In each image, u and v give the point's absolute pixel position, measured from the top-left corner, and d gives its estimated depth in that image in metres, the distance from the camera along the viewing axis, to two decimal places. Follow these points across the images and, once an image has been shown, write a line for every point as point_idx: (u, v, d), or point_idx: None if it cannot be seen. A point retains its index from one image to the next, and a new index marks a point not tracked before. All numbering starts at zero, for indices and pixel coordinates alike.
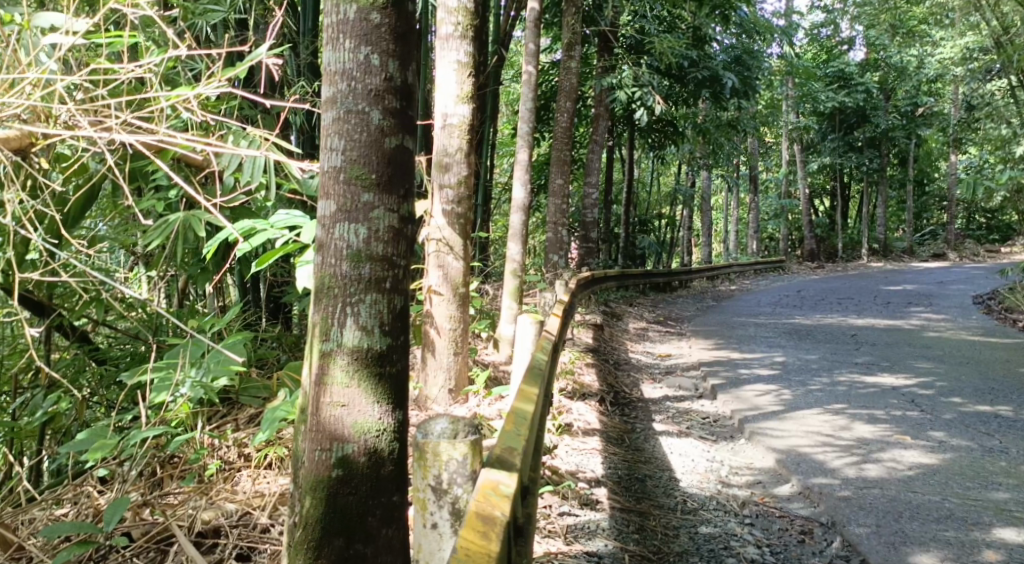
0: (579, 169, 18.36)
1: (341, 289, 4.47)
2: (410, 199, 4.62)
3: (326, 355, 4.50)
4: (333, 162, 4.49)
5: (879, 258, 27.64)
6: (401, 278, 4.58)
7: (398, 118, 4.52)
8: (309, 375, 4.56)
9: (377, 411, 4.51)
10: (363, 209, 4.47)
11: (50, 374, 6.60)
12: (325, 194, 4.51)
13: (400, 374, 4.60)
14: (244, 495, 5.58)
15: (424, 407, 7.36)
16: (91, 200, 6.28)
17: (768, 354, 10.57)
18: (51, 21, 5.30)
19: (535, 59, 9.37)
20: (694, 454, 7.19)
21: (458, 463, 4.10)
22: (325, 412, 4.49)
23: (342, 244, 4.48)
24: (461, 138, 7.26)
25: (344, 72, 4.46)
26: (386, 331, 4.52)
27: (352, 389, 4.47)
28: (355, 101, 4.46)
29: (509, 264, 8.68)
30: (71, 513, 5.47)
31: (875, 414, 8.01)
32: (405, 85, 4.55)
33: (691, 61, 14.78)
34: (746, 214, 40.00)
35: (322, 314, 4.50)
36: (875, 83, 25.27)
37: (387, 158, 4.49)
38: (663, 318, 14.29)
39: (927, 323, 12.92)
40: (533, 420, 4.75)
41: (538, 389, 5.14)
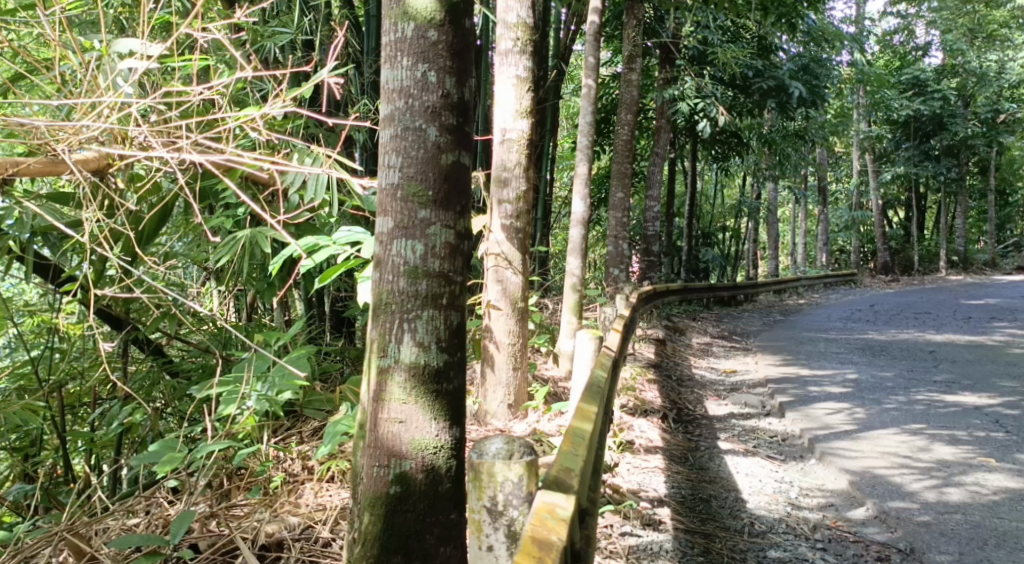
0: (641, 182, 18.24)
1: (398, 306, 4.47)
2: (467, 214, 4.61)
3: (384, 371, 4.50)
4: (390, 179, 4.50)
5: (958, 271, 26.82)
6: (458, 293, 4.57)
7: (455, 134, 4.52)
8: (367, 391, 4.57)
9: (435, 428, 4.50)
10: (419, 225, 4.47)
11: (126, 387, 6.72)
12: (382, 210, 4.52)
13: (457, 391, 4.59)
14: (307, 509, 5.62)
15: (483, 422, 7.36)
16: (164, 219, 6.37)
17: (839, 371, 10.32)
18: (129, 46, 5.31)
19: (595, 72, 9.30)
20: (762, 474, 7.04)
21: (514, 484, 4.07)
22: (382, 428, 4.50)
23: (399, 260, 4.48)
24: (520, 153, 7.25)
25: (402, 89, 4.47)
26: (442, 347, 4.51)
27: (410, 405, 4.47)
28: (412, 118, 4.47)
29: (569, 279, 8.61)
30: (143, 523, 5.47)
31: (956, 436, 7.76)
32: (462, 101, 4.55)
33: (756, 72, 14.58)
34: (815, 226, 39.28)
35: (379, 331, 4.51)
36: (952, 91, 24.59)
37: (443, 175, 4.49)
38: (727, 333, 14.06)
39: (1012, 340, 12.48)
40: (591, 439, 4.69)
41: (597, 407, 5.08)
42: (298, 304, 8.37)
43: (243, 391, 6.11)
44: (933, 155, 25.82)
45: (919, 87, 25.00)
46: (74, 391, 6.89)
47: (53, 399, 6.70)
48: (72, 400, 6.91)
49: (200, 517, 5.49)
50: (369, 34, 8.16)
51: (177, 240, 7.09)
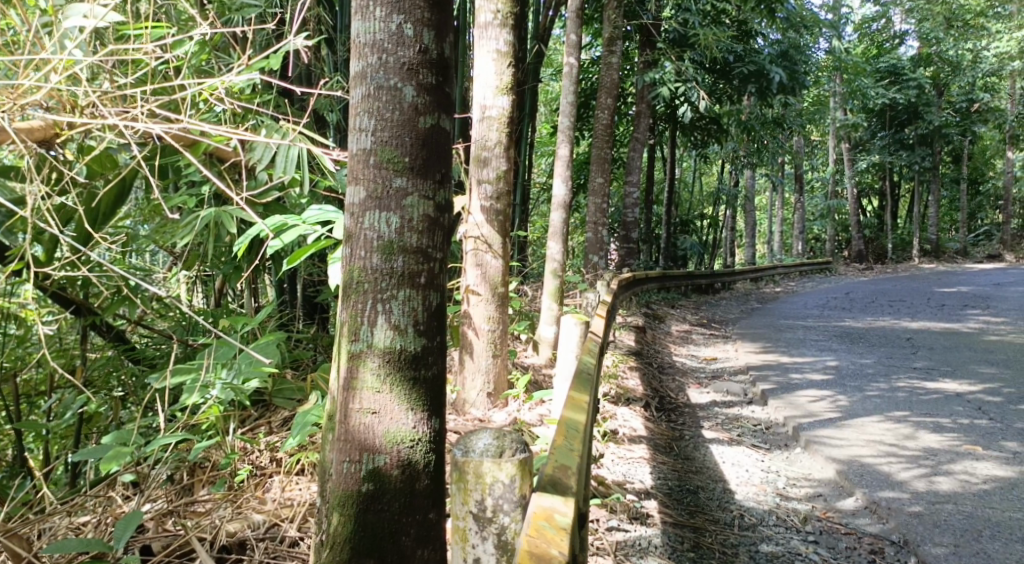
0: (620, 168, 17.97)
1: (372, 284, 4.17)
2: (447, 185, 4.32)
3: (356, 356, 4.20)
4: (362, 143, 4.19)
5: (930, 259, 26.82)
6: (437, 272, 4.28)
7: (434, 94, 4.22)
8: (337, 378, 4.28)
9: (411, 419, 4.22)
10: (395, 196, 4.17)
11: (82, 375, 6.37)
12: (353, 178, 4.22)
13: (436, 379, 4.31)
14: (272, 505, 5.32)
15: (461, 411, 7.06)
16: (122, 197, 6.03)
17: (820, 358, 10.12)
18: (82, 12, 5.06)
19: (577, 51, 9.01)
20: (748, 463, 6.81)
21: (504, 486, 3.80)
22: (353, 420, 4.20)
23: (373, 234, 4.18)
24: (499, 131, 6.97)
25: (375, 44, 4.16)
26: (420, 331, 4.23)
27: (383, 395, 4.18)
28: (386, 76, 4.16)
29: (550, 264, 8.33)
30: (92, 523, 5.17)
31: (941, 423, 7.56)
32: (441, 58, 4.25)
33: (736, 56, 14.40)
34: (792, 215, 39.24)
35: (350, 313, 4.21)
36: (927, 79, 24.42)
37: (422, 140, 4.19)
38: (706, 321, 13.84)
39: (986, 326, 12.36)
40: (585, 430, 4.44)
41: (589, 396, 4.82)
42: (268, 289, 8.04)
43: (207, 380, 5.84)
44: (908, 144, 25.61)
45: (895, 75, 24.74)
46: (31, 379, 6.60)
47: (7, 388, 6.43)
48: (28, 390, 6.60)
49: (155, 514, 5.18)
50: (342, 9, 7.81)
51: (142, 222, 6.77)
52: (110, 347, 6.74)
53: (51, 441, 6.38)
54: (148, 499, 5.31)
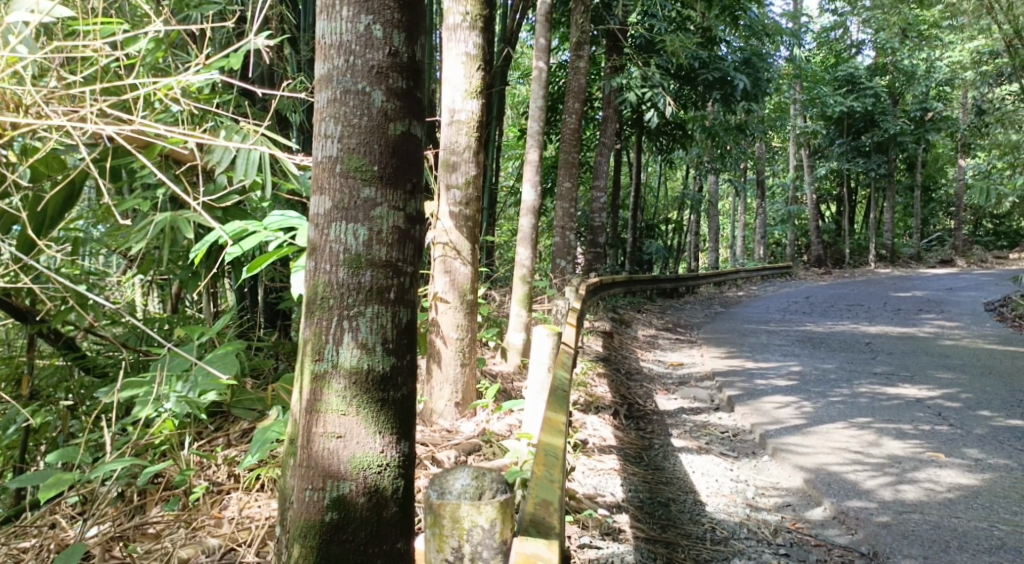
0: (587, 172, 17.90)
1: (337, 301, 4.01)
2: (418, 195, 4.15)
3: (320, 378, 4.04)
4: (328, 151, 4.03)
5: (886, 264, 27.10)
6: (407, 287, 4.11)
7: (405, 99, 4.05)
8: (300, 400, 4.11)
9: (379, 443, 4.05)
10: (362, 206, 4.01)
11: (27, 385, 6.17)
12: (318, 188, 4.05)
13: (406, 400, 4.14)
14: (229, 527, 5.14)
15: (429, 422, 6.87)
16: (70, 201, 5.86)
17: (783, 364, 10.09)
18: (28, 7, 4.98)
19: (546, 55, 8.89)
20: (717, 473, 6.70)
21: (484, 531, 3.61)
22: (317, 446, 4.04)
23: (338, 246, 4.02)
24: (469, 136, 6.82)
25: (341, 45, 4.00)
26: (389, 350, 4.06)
27: (349, 418, 4.02)
28: (354, 79, 4.00)
29: (519, 270, 8.19)
30: (33, 549, 4.97)
31: (903, 429, 7.53)
32: (413, 61, 4.09)
33: (702, 62, 14.33)
34: (752, 219, 39.50)
35: (314, 331, 4.04)
36: (884, 88, 24.66)
37: (391, 147, 4.03)
38: (672, 325, 13.79)
39: (941, 331, 12.45)
40: (562, 455, 4.41)
41: (565, 417, 4.78)
42: (229, 294, 7.82)
43: (161, 393, 5.75)
44: (864, 151, 25.81)
45: (853, 84, 24.98)
46: None
47: None
48: None
49: (103, 540, 5.00)
50: (306, 9, 7.63)
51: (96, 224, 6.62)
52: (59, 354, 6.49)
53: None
54: (96, 521, 5.16)
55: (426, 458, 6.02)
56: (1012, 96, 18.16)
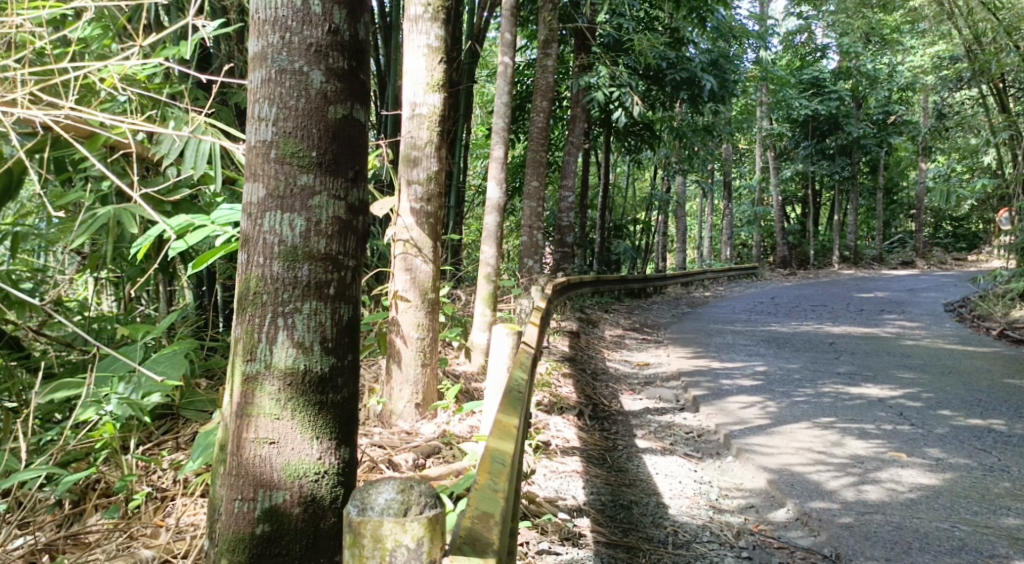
0: (555, 172, 17.77)
1: (271, 296, 3.84)
2: (361, 182, 3.99)
3: (252, 379, 3.86)
4: (262, 135, 3.84)
5: (851, 266, 27.19)
6: (348, 282, 3.96)
7: (346, 81, 3.90)
8: (231, 404, 3.93)
9: (317, 449, 3.90)
10: (300, 195, 3.84)
11: None
12: (252, 174, 3.88)
13: (347, 403, 3.99)
14: (166, 537, 4.94)
15: (388, 423, 6.68)
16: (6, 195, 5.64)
17: (749, 364, 10.00)
18: None
19: (512, 50, 8.70)
20: (681, 474, 6.57)
21: (409, 551, 3.28)
22: (248, 452, 3.86)
23: (273, 238, 3.84)
24: (430, 130, 6.63)
25: (277, 21, 3.82)
26: (328, 349, 3.91)
27: (284, 422, 3.85)
28: (290, 58, 3.82)
29: (484, 268, 8.01)
30: None
31: (866, 429, 7.45)
32: (355, 40, 3.93)
33: (669, 62, 14.19)
34: (719, 219, 39.59)
35: (246, 328, 3.87)
36: (849, 91, 24.73)
37: (331, 132, 3.87)
38: (638, 325, 13.70)
39: (904, 331, 12.45)
40: (512, 462, 4.09)
41: (519, 420, 4.49)
42: (186, 292, 7.61)
43: (102, 394, 5.62)
44: (829, 154, 25.88)
45: (818, 87, 25.04)
46: None
47: None
48: None
49: (28, 552, 4.80)
50: None
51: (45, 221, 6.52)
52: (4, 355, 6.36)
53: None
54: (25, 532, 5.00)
55: (382, 462, 5.82)
56: (972, 99, 18.28)
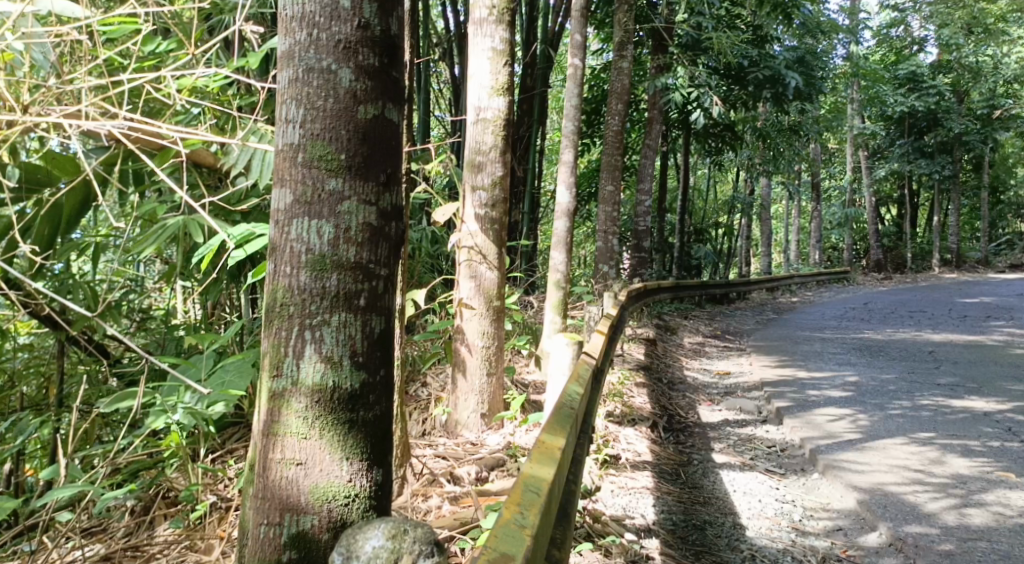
0: (632, 176, 17.49)
1: (298, 307, 3.74)
2: (393, 186, 3.86)
3: (278, 396, 3.76)
4: (289, 137, 3.75)
5: (952, 269, 26.02)
6: (380, 292, 3.83)
7: (378, 79, 3.77)
8: (259, 421, 3.84)
9: (347, 471, 3.78)
10: (328, 201, 3.73)
11: (57, 392, 6.18)
12: (280, 180, 3.78)
13: (379, 421, 3.85)
14: (216, 552, 4.84)
15: (453, 433, 6.56)
16: (83, 206, 5.94)
17: (839, 374, 9.56)
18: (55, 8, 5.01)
19: (582, 52, 8.50)
20: (761, 493, 6.26)
21: None
22: (275, 473, 3.77)
23: (300, 245, 3.74)
24: (495, 134, 6.48)
25: (305, 17, 3.73)
26: (358, 364, 3.78)
27: (311, 442, 3.74)
28: (318, 56, 3.72)
29: (554, 275, 7.82)
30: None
31: (970, 446, 7.00)
32: (388, 36, 3.80)
33: (751, 60, 13.71)
34: (808, 222, 38.54)
35: (273, 342, 3.77)
36: (949, 86, 23.67)
37: (361, 133, 3.74)
38: (720, 332, 13.33)
39: (1014, 339, 11.76)
40: (550, 489, 3.89)
41: (564, 441, 4.28)
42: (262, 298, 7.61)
43: (169, 403, 5.51)
44: (928, 152, 24.81)
45: (915, 82, 24.07)
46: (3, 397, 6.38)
47: None
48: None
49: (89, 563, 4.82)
50: None
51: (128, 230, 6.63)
52: (90, 360, 6.48)
53: (21, 459, 6.03)
54: (88, 544, 5.02)
55: (443, 476, 5.72)
56: None
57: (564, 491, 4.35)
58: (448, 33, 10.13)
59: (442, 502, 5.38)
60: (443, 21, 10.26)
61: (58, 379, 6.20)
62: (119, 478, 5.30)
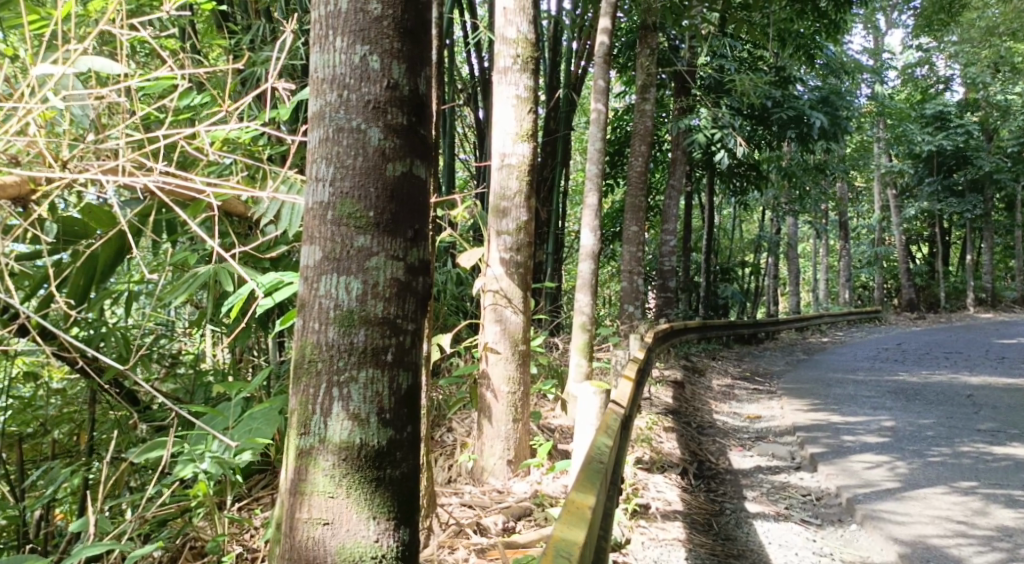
0: (657, 216, 17.46)
1: (325, 364, 3.74)
2: (421, 242, 3.86)
3: (305, 453, 3.76)
4: (319, 195, 3.78)
5: (987, 309, 25.63)
6: (407, 347, 3.81)
7: (406, 137, 3.79)
8: (287, 478, 3.84)
9: (374, 531, 3.74)
10: (357, 257, 3.74)
11: (86, 440, 6.20)
12: (309, 237, 3.81)
13: (406, 479, 3.81)
14: None
15: (480, 480, 6.51)
16: (119, 258, 6.00)
17: (873, 418, 9.41)
18: (90, 65, 5.16)
19: (605, 97, 8.52)
20: (798, 545, 6.12)
21: None
22: (302, 533, 3.76)
23: (328, 302, 3.75)
24: (520, 179, 6.48)
25: (335, 79, 3.77)
26: (385, 421, 3.75)
27: (338, 501, 3.72)
28: (348, 115, 3.75)
29: (579, 318, 7.78)
30: None
31: (1014, 496, 6.84)
32: (416, 94, 3.82)
33: (775, 101, 13.62)
34: (836, 260, 38.22)
35: (301, 399, 3.78)
36: (977, 124, 23.49)
37: (390, 190, 3.76)
38: (749, 374, 13.19)
39: None
40: (581, 553, 3.84)
41: (595, 499, 4.22)
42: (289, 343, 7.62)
43: (197, 452, 5.52)
44: (957, 190, 24.56)
45: (942, 121, 23.92)
46: (36, 445, 6.41)
47: (11, 451, 6.25)
48: (30, 456, 6.38)
49: None
50: None
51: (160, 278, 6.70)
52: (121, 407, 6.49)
53: (52, 507, 6.05)
54: None
55: (470, 526, 5.67)
56: None
57: (595, 551, 4.28)
58: (473, 78, 10.22)
59: (469, 555, 5.34)
60: (469, 67, 10.36)
61: (88, 426, 6.22)
62: (146, 529, 5.32)
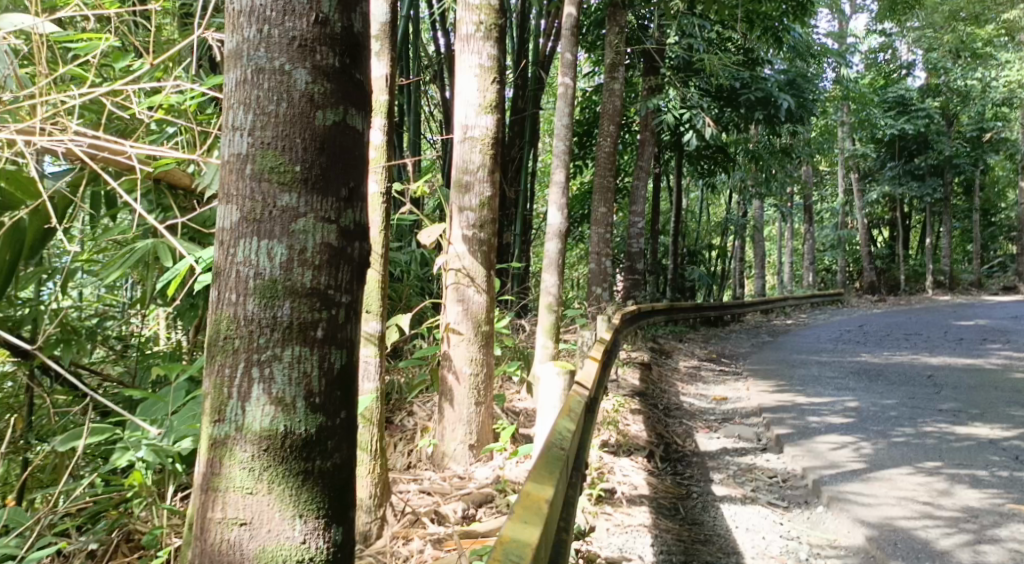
0: (625, 198, 17.23)
1: (243, 341, 3.43)
2: (356, 202, 3.55)
3: (220, 443, 3.45)
4: (236, 147, 3.46)
5: (945, 291, 25.74)
6: (339, 322, 3.51)
7: (338, 82, 3.48)
8: (200, 473, 3.53)
9: (300, 531, 3.45)
10: (280, 217, 3.43)
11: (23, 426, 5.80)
12: (226, 195, 3.49)
13: (338, 471, 3.53)
14: None
15: (440, 466, 6.23)
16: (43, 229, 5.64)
17: (839, 399, 9.25)
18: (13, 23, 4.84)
19: (572, 70, 8.20)
20: (765, 528, 5.92)
21: None
22: (216, 533, 3.45)
23: (246, 269, 3.44)
24: (484, 153, 6.18)
25: (255, 13, 3.44)
26: (314, 406, 3.46)
27: (257, 498, 3.43)
28: (270, 55, 3.43)
29: (545, 298, 7.50)
30: None
31: (978, 476, 6.69)
32: (348, 34, 3.51)
33: (743, 82, 13.40)
34: (799, 245, 38.32)
35: (215, 382, 3.47)
36: (937, 109, 23.45)
37: (319, 141, 3.45)
38: (715, 356, 13.02)
39: (1012, 363, 11.46)
40: (533, 551, 3.56)
41: (552, 492, 3.95)
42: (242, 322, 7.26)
43: (133, 440, 5.21)
44: (918, 174, 24.55)
45: (904, 106, 23.86)
46: None
47: None
48: None
49: None
50: None
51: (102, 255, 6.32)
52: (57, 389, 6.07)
53: None
54: None
55: (426, 515, 5.40)
56: None
57: (553, 545, 4.02)
58: (440, 55, 9.94)
59: (424, 546, 5.07)
60: (434, 44, 10.03)
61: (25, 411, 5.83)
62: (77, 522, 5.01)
